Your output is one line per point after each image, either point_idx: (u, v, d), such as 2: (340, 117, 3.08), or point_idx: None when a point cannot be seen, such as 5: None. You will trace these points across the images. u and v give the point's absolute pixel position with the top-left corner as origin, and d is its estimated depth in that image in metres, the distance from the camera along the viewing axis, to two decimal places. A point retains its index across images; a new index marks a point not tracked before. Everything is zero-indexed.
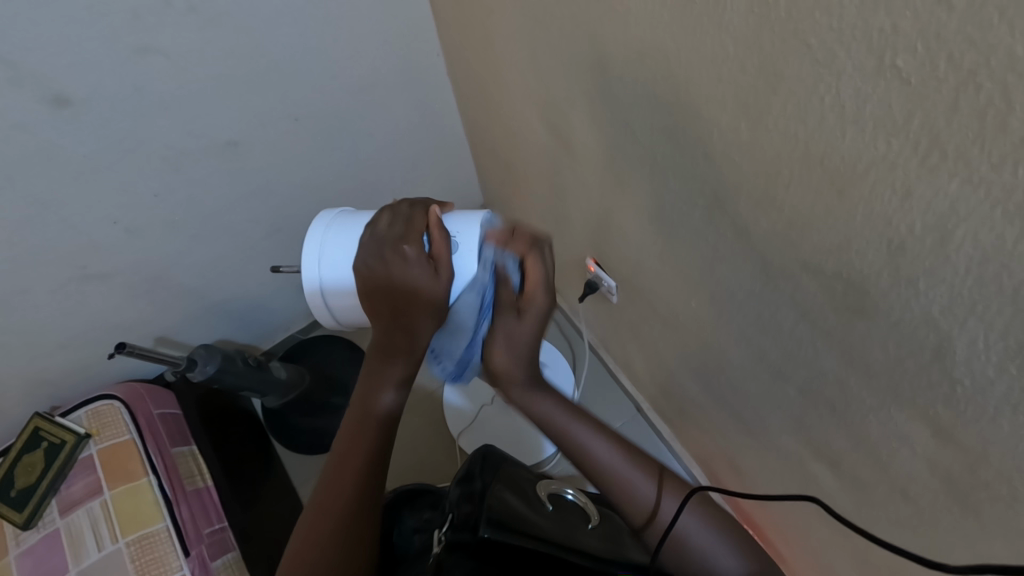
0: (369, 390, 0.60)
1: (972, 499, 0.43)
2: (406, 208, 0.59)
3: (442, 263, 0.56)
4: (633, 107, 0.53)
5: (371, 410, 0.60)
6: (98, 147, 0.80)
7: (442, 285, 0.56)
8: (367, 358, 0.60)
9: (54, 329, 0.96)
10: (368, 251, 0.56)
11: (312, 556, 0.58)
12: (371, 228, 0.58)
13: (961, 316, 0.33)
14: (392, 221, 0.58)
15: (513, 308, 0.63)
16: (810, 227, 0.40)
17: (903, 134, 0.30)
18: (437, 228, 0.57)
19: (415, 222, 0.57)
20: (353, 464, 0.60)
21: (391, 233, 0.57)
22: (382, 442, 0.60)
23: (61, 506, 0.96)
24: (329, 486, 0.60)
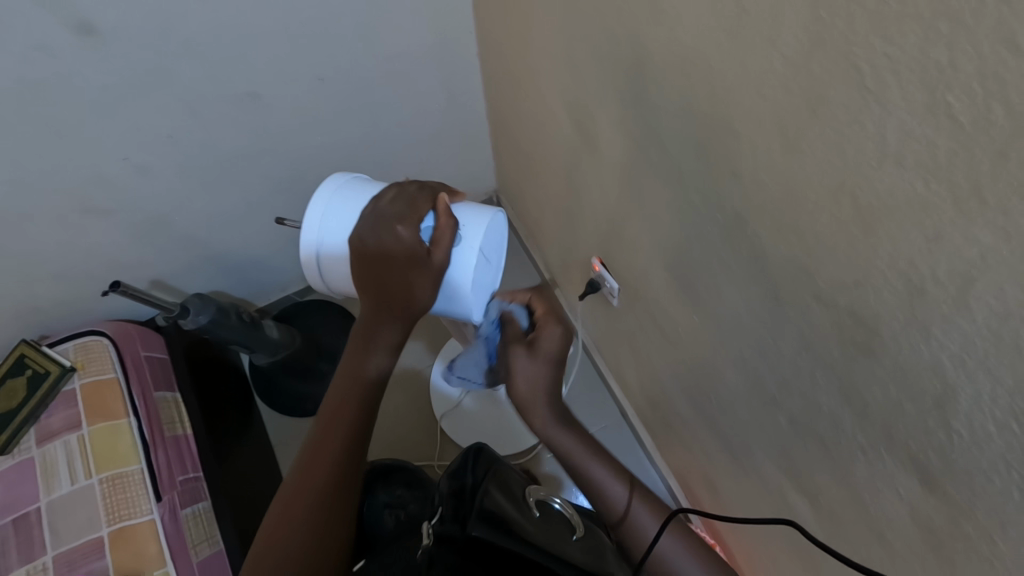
0: (355, 363, 0.60)
1: (948, 551, 0.43)
2: (414, 188, 0.59)
3: (439, 246, 0.56)
4: (664, 111, 0.52)
5: (354, 387, 0.60)
6: (116, 80, 0.79)
7: (434, 270, 0.56)
8: (353, 333, 0.60)
9: (51, 259, 0.95)
10: (368, 226, 0.57)
11: (288, 532, 0.57)
12: (376, 203, 0.59)
13: (970, 368, 0.33)
14: (397, 198, 0.58)
15: (523, 343, 0.67)
16: (828, 257, 0.40)
17: (944, 175, 0.29)
18: (444, 216, 0.57)
19: (419, 204, 0.58)
20: (332, 443, 0.59)
21: (393, 210, 0.57)
22: (362, 420, 0.60)
23: (39, 436, 0.96)
24: (307, 464, 0.59)
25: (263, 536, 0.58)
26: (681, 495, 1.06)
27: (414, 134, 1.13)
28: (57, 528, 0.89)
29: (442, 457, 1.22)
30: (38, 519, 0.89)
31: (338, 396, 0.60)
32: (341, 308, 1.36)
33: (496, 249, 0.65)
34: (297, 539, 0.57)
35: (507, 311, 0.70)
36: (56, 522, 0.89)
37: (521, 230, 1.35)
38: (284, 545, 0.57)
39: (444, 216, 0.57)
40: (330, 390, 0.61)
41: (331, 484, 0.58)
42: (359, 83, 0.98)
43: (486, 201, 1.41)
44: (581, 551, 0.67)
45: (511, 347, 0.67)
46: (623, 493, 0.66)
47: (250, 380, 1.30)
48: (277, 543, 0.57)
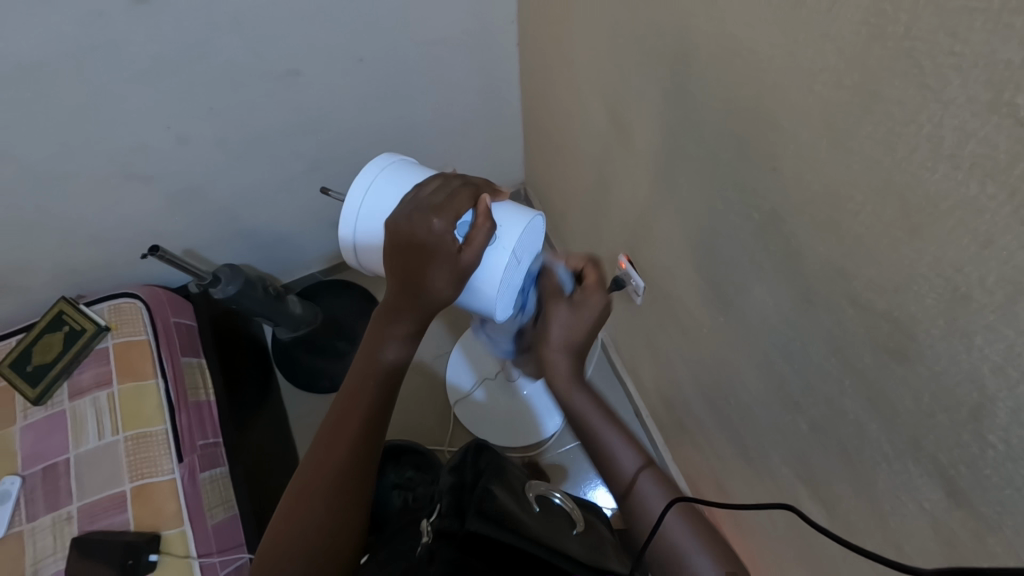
0: (374, 344, 0.61)
1: (969, 568, 0.42)
2: (456, 183, 0.59)
3: (471, 246, 0.56)
4: (706, 103, 0.51)
5: (375, 364, 0.61)
6: (166, 49, 0.80)
7: (462, 269, 0.56)
8: (375, 314, 0.61)
9: (92, 220, 0.98)
10: (404, 212, 0.56)
11: (307, 506, 0.58)
12: (417, 190, 0.58)
13: (1012, 379, 0.32)
14: (438, 190, 0.57)
15: (565, 299, 0.69)
16: (867, 258, 0.39)
17: (1002, 177, 0.28)
18: (482, 218, 0.56)
19: (458, 199, 0.57)
20: (352, 425, 0.60)
21: (431, 201, 0.56)
22: (383, 396, 0.61)
23: (71, 391, 0.99)
24: (328, 439, 0.60)
25: (282, 510, 0.59)
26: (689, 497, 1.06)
27: (447, 119, 1.14)
28: (82, 480, 0.93)
29: (453, 442, 1.23)
30: (65, 470, 0.93)
31: (358, 379, 0.62)
32: (363, 288, 1.38)
33: (531, 251, 0.65)
34: (318, 515, 0.58)
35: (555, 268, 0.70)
36: (82, 474, 0.93)
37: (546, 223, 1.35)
38: (301, 518, 0.58)
39: (483, 218, 0.56)
40: (351, 366, 0.62)
41: (350, 465, 0.59)
42: (398, 66, 0.99)
43: (513, 193, 1.42)
44: (580, 548, 0.67)
45: (551, 300, 0.69)
46: (632, 461, 0.65)
47: (271, 353, 1.32)
48: (294, 513, 0.58)
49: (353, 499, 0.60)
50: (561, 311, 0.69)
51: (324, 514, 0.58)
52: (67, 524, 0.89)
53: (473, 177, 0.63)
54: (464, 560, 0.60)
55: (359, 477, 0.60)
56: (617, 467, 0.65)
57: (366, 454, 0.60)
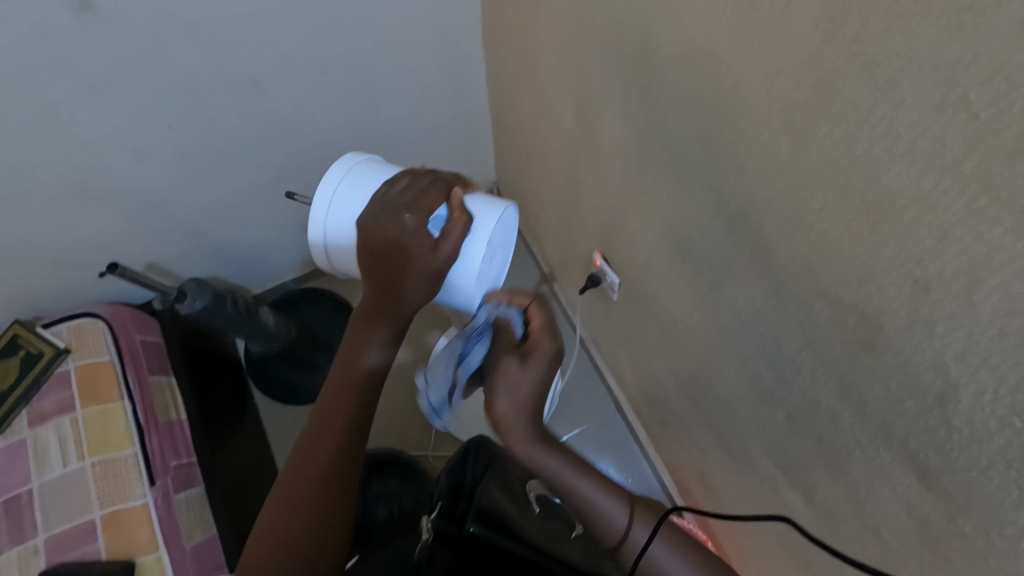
0: (354, 344, 0.59)
1: (945, 549, 0.43)
2: (426, 180, 0.58)
3: (448, 238, 0.56)
4: (670, 103, 0.52)
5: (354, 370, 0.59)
6: (114, 61, 0.77)
7: (441, 260, 0.55)
8: (355, 314, 0.60)
9: (47, 242, 0.94)
10: (374, 212, 0.56)
11: (291, 519, 0.56)
12: (386, 189, 0.57)
13: (975, 369, 0.33)
14: (407, 188, 0.57)
15: (516, 353, 0.60)
16: (832, 253, 0.40)
17: (953, 172, 0.29)
18: (457, 211, 0.57)
19: (429, 194, 0.56)
20: (337, 429, 0.58)
21: (402, 199, 0.56)
22: (366, 403, 0.60)
23: (31, 419, 0.95)
24: (310, 452, 0.58)
25: (266, 518, 0.57)
26: (675, 489, 1.07)
27: (415, 123, 1.13)
28: (48, 511, 0.89)
29: (436, 448, 1.22)
30: (29, 501, 0.89)
31: (335, 395, 0.59)
32: (337, 296, 1.35)
33: (505, 242, 0.65)
34: (304, 521, 0.56)
35: (503, 316, 0.62)
36: (47, 504, 0.89)
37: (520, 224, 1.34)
38: (286, 532, 0.56)
39: (457, 210, 0.57)
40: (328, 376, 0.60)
41: (334, 477, 0.57)
42: (362, 69, 0.97)
43: None
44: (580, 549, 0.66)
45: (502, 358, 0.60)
46: (622, 516, 0.64)
47: (245, 366, 1.29)
48: (278, 531, 0.56)
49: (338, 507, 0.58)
50: (511, 369, 0.59)
51: (308, 526, 0.56)
52: (33, 557, 0.86)
53: (441, 172, 0.62)
54: (464, 564, 0.60)
55: (345, 486, 0.58)
56: (609, 527, 0.64)
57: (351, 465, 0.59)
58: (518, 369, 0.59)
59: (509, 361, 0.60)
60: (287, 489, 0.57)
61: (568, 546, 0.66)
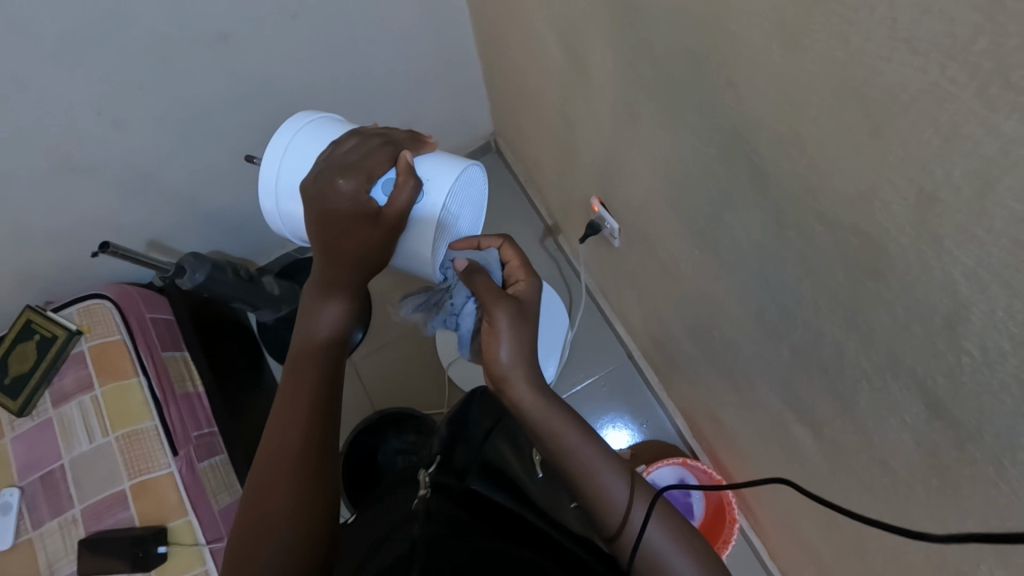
0: (307, 323, 0.56)
1: (956, 478, 0.41)
2: (375, 142, 0.57)
3: (393, 204, 0.54)
4: (653, 17, 0.47)
5: (313, 338, 0.56)
6: (72, 24, 0.73)
7: (383, 231, 0.54)
8: (307, 287, 0.57)
9: (44, 223, 0.94)
10: (317, 175, 0.55)
11: (260, 505, 0.50)
12: (333, 148, 0.57)
13: (985, 285, 0.30)
14: (354, 149, 0.56)
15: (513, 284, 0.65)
16: (828, 166, 0.36)
17: (962, 55, 0.25)
18: (403, 175, 0.55)
19: (373, 158, 0.56)
20: (302, 408, 0.52)
21: (344, 161, 0.55)
22: (331, 372, 0.55)
23: (54, 397, 0.98)
24: (276, 429, 0.52)
25: (243, 509, 0.51)
26: (689, 431, 1.07)
27: (401, 74, 1.08)
28: (82, 484, 0.93)
29: (451, 403, 1.23)
30: (62, 475, 0.93)
31: (299, 364, 0.55)
32: None
33: (467, 203, 0.65)
34: (282, 506, 0.49)
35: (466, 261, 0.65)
36: (79, 477, 0.93)
37: (520, 173, 1.30)
38: (256, 519, 0.49)
39: (404, 175, 0.55)
40: (292, 349, 0.56)
41: (306, 453, 0.51)
42: (338, 17, 0.92)
43: (484, 145, 1.36)
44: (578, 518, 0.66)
45: (493, 302, 0.59)
46: (622, 493, 0.57)
47: (258, 336, 1.31)
48: (250, 518, 0.50)
49: (316, 490, 0.51)
50: (506, 309, 0.59)
51: (283, 513, 0.49)
52: (73, 526, 0.90)
53: (396, 131, 0.61)
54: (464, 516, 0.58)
55: (323, 468, 0.52)
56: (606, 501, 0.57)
57: (329, 441, 0.53)
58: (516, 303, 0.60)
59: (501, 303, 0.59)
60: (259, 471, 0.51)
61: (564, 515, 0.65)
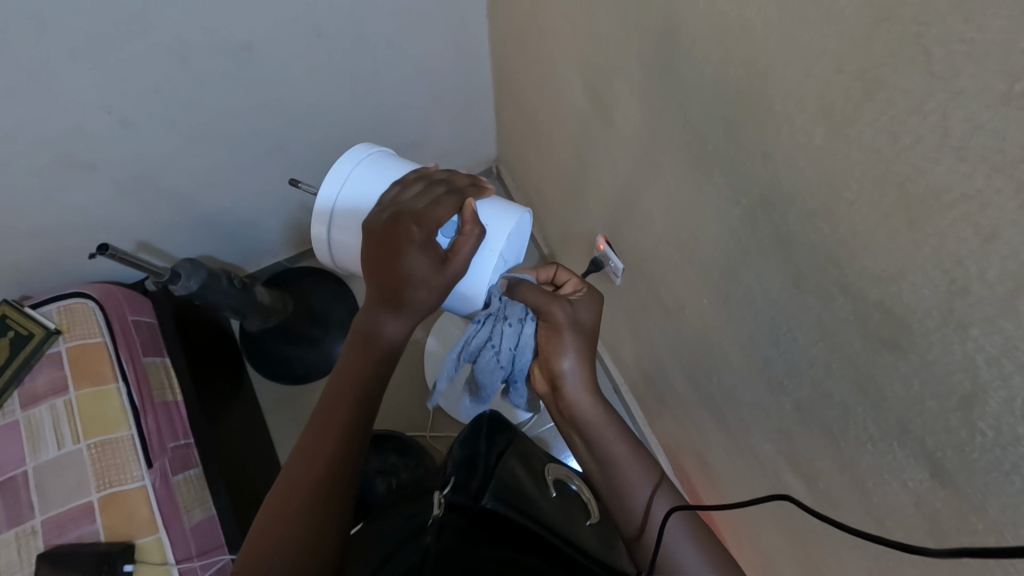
0: (353, 358, 0.54)
1: (954, 545, 0.43)
2: (440, 190, 0.56)
3: (457, 254, 0.53)
4: (692, 83, 0.49)
5: (357, 369, 0.54)
6: (97, 23, 0.72)
7: (445, 279, 0.52)
8: (356, 326, 0.55)
9: (33, 215, 0.90)
10: (382, 217, 0.54)
11: (276, 525, 0.51)
12: (398, 190, 0.56)
13: (1006, 373, 0.32)
14: (420, 194, 0.55)
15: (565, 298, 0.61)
16: (858, 245, 0.38)
17: (1009, 171, 0.27)
18: (469, 224, 0.53)
19: (442, 206, 0.54)
20: (334, 434, 0.53)
21: (412, 206, 0.54)
22: (367, 403, 0.54)
23: (23, 398, 0.93)
24: (307, 454, 0.53)
25: (259, 525, 0.52)
26: (671, 469, 1.08)
27: (414, 97, 1.09)
28: (46, 492, 0.87)
29: (434, 427, 1.21)
30: (26, 482, 0.88)
31: (337, 390, 0.54)
32: (336, 276, 1.34)
33: (515, 248, 0.66)
34: (294, 531, 0.50)
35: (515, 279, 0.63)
36: (44, 485, 0.87)
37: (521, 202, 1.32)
38: (269, 538, 0.51)
39: (469, 223, 0.53)
40: (331, 373, 0.55)
41: (330, 482, 0.52)
42: (364, 36, 0.92)
43: (486, 171, 1.37)
44: (593, 537, 0.67)
45: (550, 304, 0.60)
46: (643, 491, 0.62)
47: (241, 345, 1.28)
48: (261, 533, 0.51)
49: (331, 515, 0.52)
50: (565, 312, 0.60)
51: (297, 537, 0.50)
52: (32, 538, 0.84)
53: (457, 176, 0.60)
54: (475, 536, 0.61)
55: (342, 497, 0.53)
56: (629, 497, 0.62)
57: (352, 472, 0.54)
58: (571, 306, 0.61)
59: (559, 304, 0.60)
60: (280, 491, 0.52)
61: (581, 534, 0.66)
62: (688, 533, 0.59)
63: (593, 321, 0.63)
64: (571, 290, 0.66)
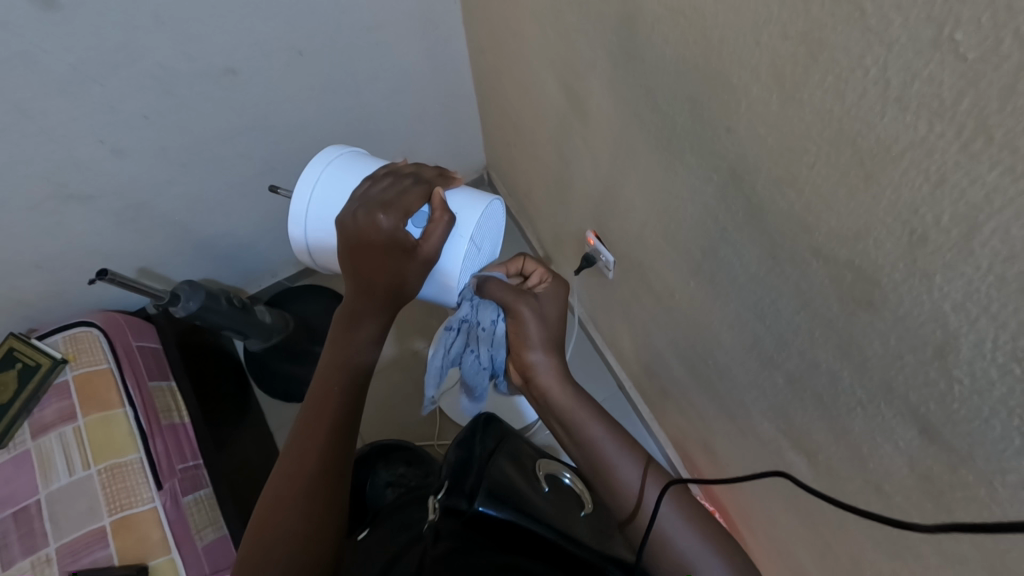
0: (335, 358, 0.56)
1: (950, 502, 0.43)
2: (408, 182, 0.58)
3: (428, 238, 0.56)
4: (655, 67, 0.51)
5: (340, 365, 0.55)
6: (83, 56, 0.75)
7: (419, 263, 0.55)
8: (335, 322, 0.57)
9: (35, 248, 0.93)
10: (353, 211, 0.56)
11: (275, 521, 0.51)
12: (368, 185, 0.58)
13: (974, 318, 0.33)
14: (388, 187, 0.57)
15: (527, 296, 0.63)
16: (822, 207, 0.39)
17: (948, 114, 0.28)
18: (438, 211, 0.57)
19: (410, 195, 0.57)
20: (324, 427, 0.54)
21: (381, 199, 0.56)
22: (354, 397, 0.55)
23: (33, 429, 0.95)
24: (298, 450, 0.53)
25: (256, 523, 0.52)
26: (679, 462, 1.07)
27: (401, 109, 1.11)
28: (59, 520, 0.88)
29: (441, 435, 1.21)
30: (38, 511, 0.89)
31: (322, 387, 0.55)
32: (335, 292, 1.35)
33: (492, 236, 0.67)
34: (293, 524, 0.51)
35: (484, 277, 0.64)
36: (56, 513, 0.88)
37: (512, 207, 1.33)
38: (268, 536, 0.50)
39: (438, 211, 0.57)
40: (314, 374, 0.56)
41: (324, 473, 0.53)
42: (343, 51, 0.95)
43: (477, 178, 1.39)
44: (589, 530, 0.66)
45: (516, 300, 0.62)
46: (632, 475, 0.58)
47: (246, 366, 1.29)
48: (259, 532, 0.51)
49: (328, 507, 0.52)
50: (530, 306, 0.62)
51: (294, 531, 0.50)
52: (47, 566, 0.85)
53: (424, 168, 0.62)
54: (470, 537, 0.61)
55: (337, 487, 0.53)
56: (619, 488, 0.58)
57: (346, 463, 0.55)
58: (537, 301, 0.63)
59: (525, 300, 0.62)
60: (275, 489, 0.52)
61: (577, 528, 0.65)
62: (684, 524, 0.56)
63: (558, 313, 0.65)
64: (536, 281, 0.69)
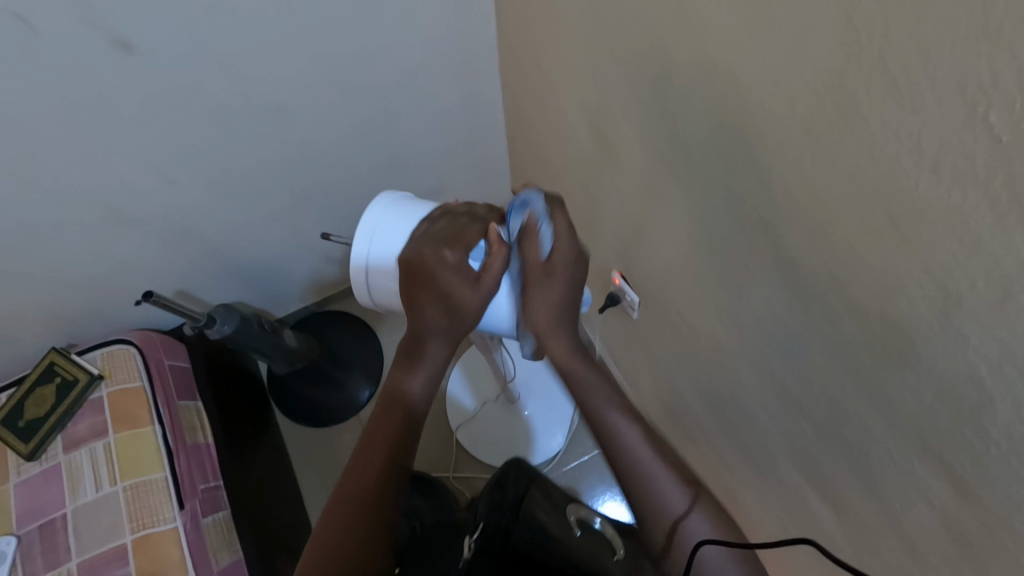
0: (395, 386, 0.60)
1: (985, 563, 0.43)
2: (464, 219, 0.59)
3: (488, 271, 0.55)
4: (689, 121, 0.53)
5: (399, 393, 0.59)
6: (148, 93, 0.81)
7: (480, 294, 0.56)
8: (399, 352, 0.60)
9: (83, 268, 0.97)
10: (414, 248, 0.58)
11: (329, 539, 0.55)
12: (426, 226, 0.60)
13: (1010, 381, 0.34)
14: (447, 225, 0.59)
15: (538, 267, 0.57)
16: (855, 263, 0.41)
17: (982, 186, 0.29)
18: (497, 244, 0.56)
19: (468, 231, 0.58)
20: (378, 452, 0.58)
21: (440, 236, 0.58)
22: (408, 425, 0.59)
23: (66, 443, 0.97)
24: (355, 472, 0.57)
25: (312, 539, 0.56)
26: None
27: (434, 146, 1.16)
28: (82, 535, 0.90)
29: (457, 467, 1.21)
30: (64, 526, 0.90)
31: (382, 414, 0.60)
32: (358, 319, 1.39)
33: None
34: (346, 543, 0.54)
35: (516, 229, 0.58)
36: (81, 529, 0.90)
37: None
38: (323, 551, 0.55)
39: (496, 244, 0.56)
40: (376, 400, 0.61)
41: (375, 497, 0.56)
42: (385, 93, 1.00)
43: None
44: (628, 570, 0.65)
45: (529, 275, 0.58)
46: (680, 500, 0.56)
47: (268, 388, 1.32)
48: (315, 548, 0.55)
49: (376, 529, 0.56)
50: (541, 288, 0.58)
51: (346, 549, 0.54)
52: None
53: (478, 207, 0.63)
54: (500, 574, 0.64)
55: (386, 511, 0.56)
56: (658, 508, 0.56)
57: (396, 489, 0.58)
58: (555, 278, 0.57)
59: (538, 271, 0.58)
60: (331, 509, 0.57)
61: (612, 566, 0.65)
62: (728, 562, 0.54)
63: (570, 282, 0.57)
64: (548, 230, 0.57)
